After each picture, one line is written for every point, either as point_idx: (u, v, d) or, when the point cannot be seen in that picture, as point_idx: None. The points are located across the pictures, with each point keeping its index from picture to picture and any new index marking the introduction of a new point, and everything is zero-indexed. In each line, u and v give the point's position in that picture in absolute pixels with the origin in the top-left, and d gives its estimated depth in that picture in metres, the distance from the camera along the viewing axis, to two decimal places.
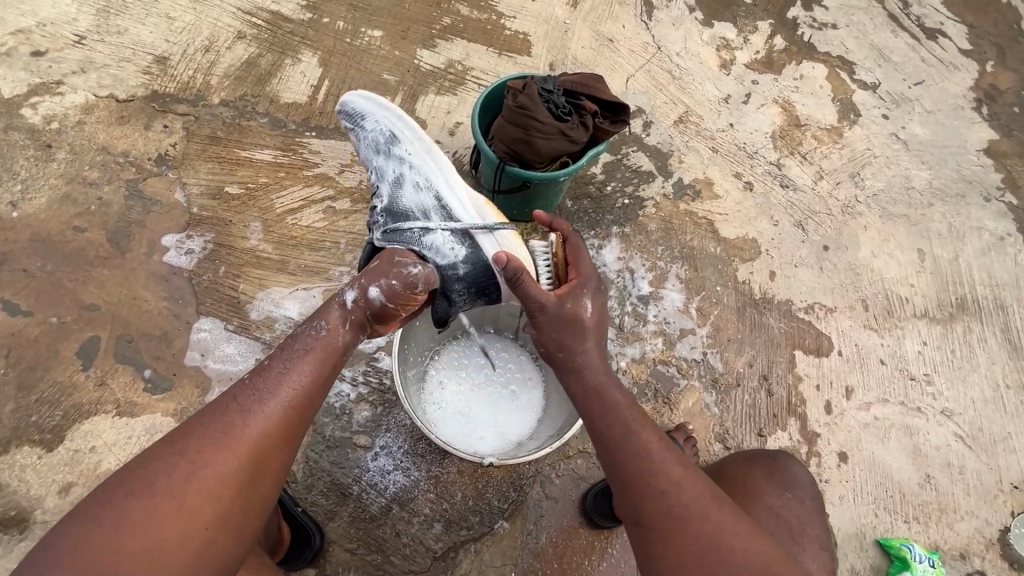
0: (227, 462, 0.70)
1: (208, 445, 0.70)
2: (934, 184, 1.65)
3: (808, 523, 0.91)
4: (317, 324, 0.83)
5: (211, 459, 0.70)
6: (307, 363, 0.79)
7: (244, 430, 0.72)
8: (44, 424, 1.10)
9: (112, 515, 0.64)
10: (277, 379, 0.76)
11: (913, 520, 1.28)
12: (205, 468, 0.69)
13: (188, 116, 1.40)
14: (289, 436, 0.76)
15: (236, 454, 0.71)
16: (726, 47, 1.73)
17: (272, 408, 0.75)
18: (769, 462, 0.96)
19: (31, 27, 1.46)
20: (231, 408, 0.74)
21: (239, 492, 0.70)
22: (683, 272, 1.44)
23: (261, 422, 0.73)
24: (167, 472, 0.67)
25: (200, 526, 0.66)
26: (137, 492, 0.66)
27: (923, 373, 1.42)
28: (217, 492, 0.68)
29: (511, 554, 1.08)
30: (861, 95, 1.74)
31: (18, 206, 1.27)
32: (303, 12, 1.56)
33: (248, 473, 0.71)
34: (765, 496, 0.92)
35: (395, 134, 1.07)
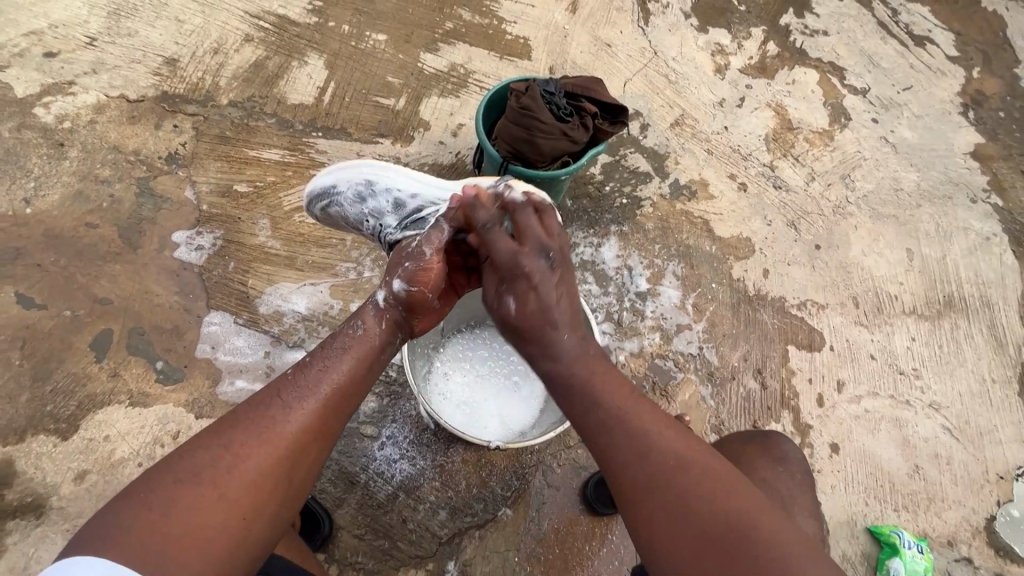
0: (267, 454, 0.72)
1: (253, 438, 0.72)
2: (922, 186, 1.70)
3: (800, 496, 0.87)
4: (355, 323, 0.89)
5: (253, 450, 0.72)
6: (346, 361, 0.84)
7: (283, 424, 0.75)
8: (58, 414, 1.13)
9: (161, 502, 0.64)
10: (314, 376, 0.81)
11: (903, 509, 1.32)
12: (250, 459, 0.71)
13: (198, 116, 1.44)
14: (321, 435, 0.78)
15: (278, 447, 0.73)
16: (721, 52, 1.78)
17: (310, 405, 0.78)
18: (760, 440, 0.95)
19: (43, 29, 1.49)
20: (269, 405, 0.76)
21: (277, 485, 0.72)
22: (679, 270, 1.48)
23: (300, 417, 0.77)
24: (214, 462, 0.69)
25: (241, 513, 0.68)
26: (184, 479, 0.66)
27: (912, 368, 1.46)
28: (258, 482, 0.70)
29: (514, 540, 1.11)
30: (851, 99, 1.79)
31: (31, 202, 1.30)
32: (309, 16, 1.60)
33: (288, 464, 0.73)
34: (758, 470, 0.89)
35: (371, 178, 1.08)
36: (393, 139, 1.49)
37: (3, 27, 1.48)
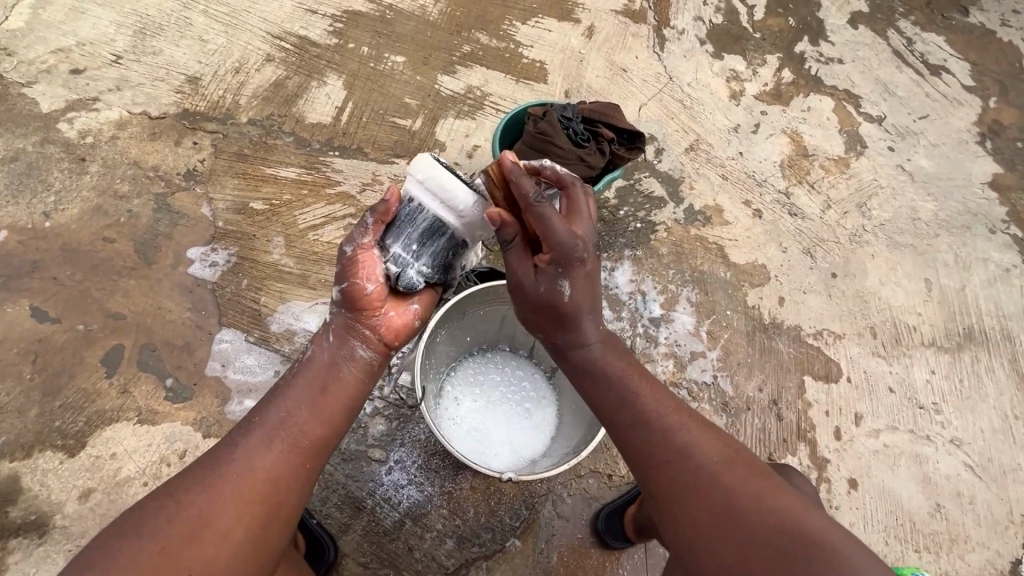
0: (216, 502, 0.68)
1: (197, 485, 0.69)
2: (940, 216, 1.68)
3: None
4: (307, 350, 0.86)
5: (203, 500, 0.68)
6: (308, 396, 0.80)
7: (236, 472, 0.71)
8: (66, 430, 1.12)
9: (98, 560, 0.61)
10: (272, 415, 0.77)
11: (924, 550, 1.27)
12: (193, 507, 0.67)
13: (217, 134, 1.45)
14: (277, 478, 0.73)
15: (224, 493, 0.69)
16: (736, 78, 1.79)
17: (265, 451, 0.74)
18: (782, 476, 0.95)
19: (71, 47, 1.52)
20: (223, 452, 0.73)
21: (230, 533, 0.67)
22: (694, 296, 1.47)
23: (252, 462, 0.72)
24: (154, 513, 0.65)
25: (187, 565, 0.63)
26: (127, 531, 0.64)
27: (932, 402, 1.43)
28: (200, 534, 0.65)
29: (522, 573, 1.08)
30: (867, 127, 1.78)
31: (51, 216, 1.31)
32: (329, 38, 1.63)
33: (236, 511, 0.68)
34: None
35: None
36: (408, 159, 1.50)
37: (33, 45, 1.51)
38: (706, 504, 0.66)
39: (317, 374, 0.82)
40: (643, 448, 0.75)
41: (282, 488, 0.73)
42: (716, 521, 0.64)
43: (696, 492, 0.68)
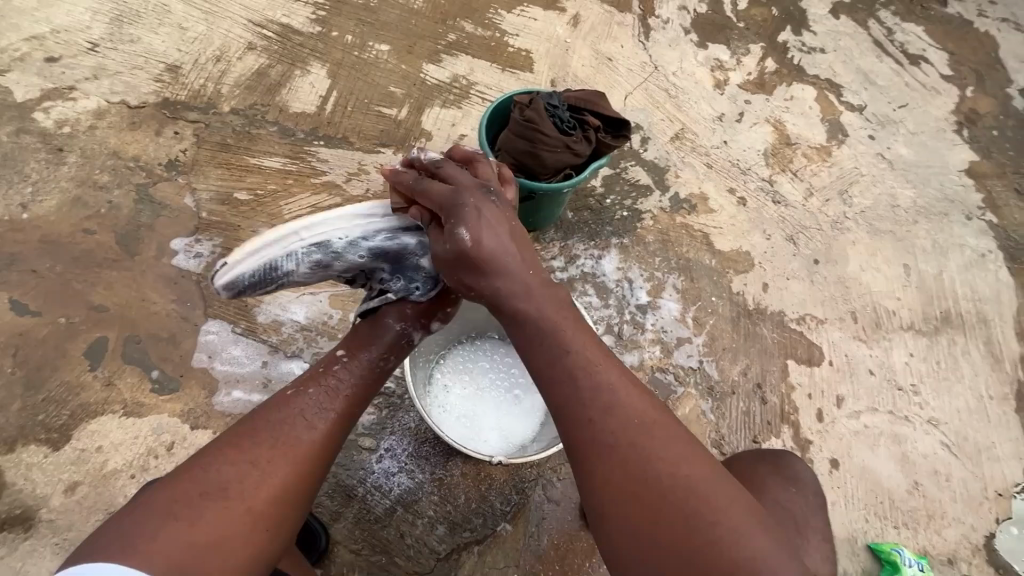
0: (283, 464, 0.74)
1: (267, 449, 0.74)
2: (918, 202, 1.72)
3: (812, 517, 0.88)
4: (387, 358, 0.92)
5: (272, 464, 0.73)
6: (358, 383, 0.88)
7: (299, 440, 0.77)
8: (50, 424, 1.11)
9: (183, 513, 0.65)
10: (324, 389, 0.84)
11: (903, 526, 1.32)
12: (265, 464, 0.73)
13: (199, 123, 1.43)
14: (332, 450, 0.81)
15: (290, 456, 0.75)
16: (720, 68, 1.80)
17: (323, 419, 0.81)
18: (774, 459, 0.95)
19: (45, 34, 1.48)
20: (281, 417, 0.78)
21: (296, 499, 0.74)
22: (679, 283, 1.48)
23: (314, 434, 0.79)
24: (231, 467, 0.71)
25: (257, 524, 0.69)
26: (204, 488, 0.68)
27: (910, 384, 1.46)
28: (265, 492, 0.71)
29: (513, 556, 1.09)
30: (848, 116, 1.81)
31: (28, 207, 1.29)
32: (312, 26, 1.61)
33: (299, 467, 0.75)
34: (772, 488, 0.89)
35: (319, 248, 0.94)
36: (394, 149, 1.49)
37: (4, 32, 1.47)
38: (643, 479, 0.65)
39: (363, 369, 0.89)
40: (580, 410, 0.72)
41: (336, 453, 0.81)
42: (652, 494, 0.64)
43: (639, 464, 0.66)
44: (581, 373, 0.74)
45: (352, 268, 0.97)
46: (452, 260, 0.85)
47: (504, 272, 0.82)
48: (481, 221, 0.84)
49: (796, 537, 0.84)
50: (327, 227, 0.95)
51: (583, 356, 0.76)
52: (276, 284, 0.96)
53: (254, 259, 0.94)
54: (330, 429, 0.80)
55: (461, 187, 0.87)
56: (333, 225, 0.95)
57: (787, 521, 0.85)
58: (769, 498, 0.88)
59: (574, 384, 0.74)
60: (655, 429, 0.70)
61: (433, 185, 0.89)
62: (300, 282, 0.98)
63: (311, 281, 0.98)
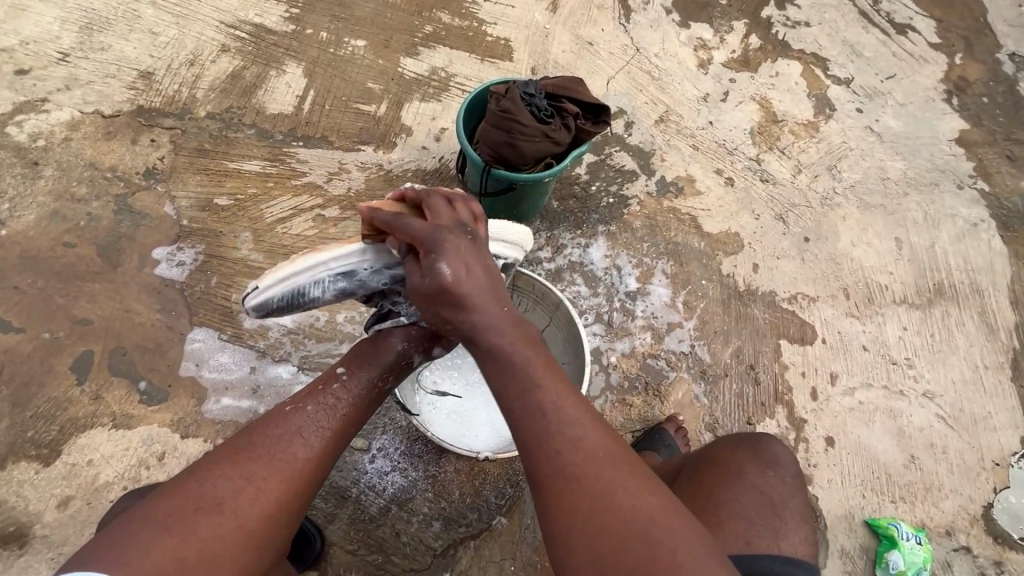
0: (277, 482, 0.73)
1: (263, 465, 0.73)
2: (908, 174, 1.70)
3: (792, 500, 0.89)
4: (388, 378, 0.90)
5: (266, 483, 0.72)
6: (359, 403, 0.86)
7: (295, 457, 0.76)
8: (40, 440, 1.10)
9: (177, 527, 0.65)
10: (322, 405, 0.82)
11: (900, 501, 1.31)
12: (260, 479, 0.72)
13: (175, 130, 1.41)
14: (327, 469, 0.79)
15: (284, 473, 0.74)
16: (703, 47, 1.78)
17: (320, 436, 0.79)
18: (753, 443, 0.96)
19: (14, 46, 1.46)
20: (277, 435, 0.77)
21: (289, 516, 0.73)
22: (668, 268, 1.47)
23: (311, 451, 0.77)
24: (225, 482, 0.70)
25: (250, 544, 0.68)
26: (199, 503, 0.67)
27: (904, 358, 1.46)
28: (260, 513, 0.70)
29: (510, 548, 1.10)
30: (835, 90, 1.79)
31: (7, 223, 1.27)
32: (286, 24, 1.58)
33: (293, 485, 0.74)
34: (750, 473, 0.91)
35: (345, 277, 0.92)
36: (374, 146, 1.47)
37: None
38: (606, 515, 0.62)
39: (362, 389, 0.88)
40: (542, 444, 0.67)
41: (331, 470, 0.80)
42: (618, 536, 0.61)
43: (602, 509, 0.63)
44: (547, 408, 0.68)
45: (377, 295, 0.95)
46: (432, 291, 0.76)
47: (482, 305, 0.74)
48: (460, 252, 0.77)
49: (773, 520, 0.85)
50: (352, 260, 0.91)
51: (550, 392, 0.70)
52: (304, 309, 0.96)
53: (279, 287, 0.92)
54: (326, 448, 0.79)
55: (440, 223, 0.78)
56: (357, 254, 0.91)
57: (762, 507, 0.87)
58: (747, 485, 0.89)
59: (539, 417, 0.68)
60: (613, 466, 0.66)
61: (409, 220, 0.80)
62: (327, 304, 0.97)
63: (338, 303, 0.98)
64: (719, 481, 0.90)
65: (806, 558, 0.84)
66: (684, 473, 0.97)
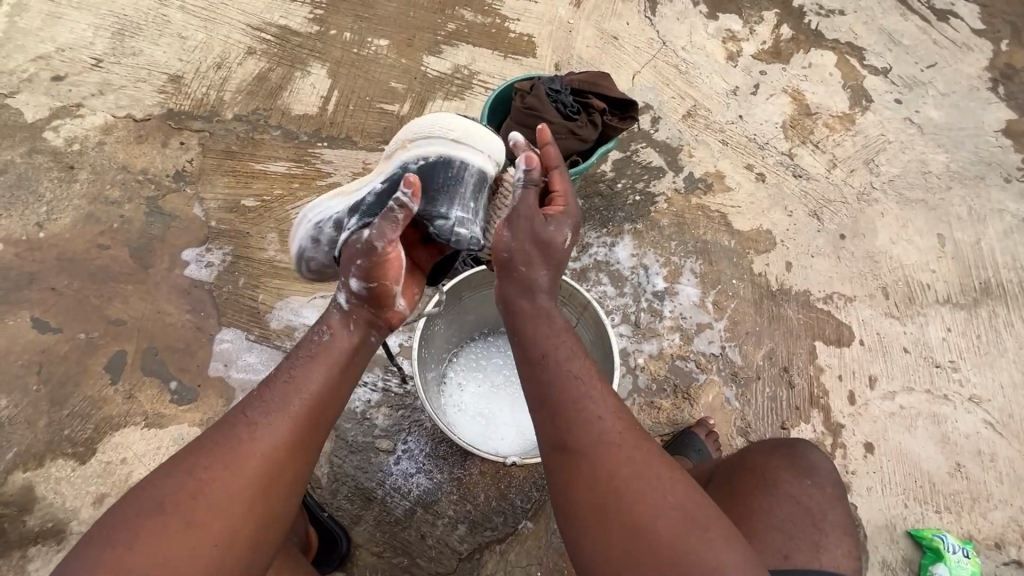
0: (229, 476, 0.67)
1: (213, 461, 0.67)
2: (951, 167, 1.62)
3: (831, 512, 0.85)
4: (323, 332, 0.81)
5: (215, 477, 0.66)
6: (318, 369, 0.77)
7: (247, 446, 0.69)
8: (76, 438, 1.13)
9: (120, 539, 0.60)
10: (279, 384, 0.75)
11: (945, 510, 1.25)
12: (208, 475, 0.66)
13: (203, 132, 1.43)
14: (291, 454, 0.71)
15: (236, 465, 0.67)
16: (732, 39, 1.72)
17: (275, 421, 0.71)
18: (788, 450, 0.92)
19: (51, 53, 1.50)
20: (229, 424, 0.71)
21: (246, 511, 0.66)
22: (697, 267, 1.43)
23: (264, 436, 0.70)
24: (169, 484, 0.65)
25: (203, 549, 0.62)
26: (142, 509, 0.63)
27: (949, 360, 1.39)
28: (228, 508, 0.65)
29: (536, 554, 1.08)
30: (872, 80, 1.71)
31: (44, 226, 1.31)
32: (310, 26, 1.59)
33: (247, 479, 0.67)
34: (784, 484, 0.87)
35: (314, 233, 0.98)
36: None
37: (12, 54, 1.49)
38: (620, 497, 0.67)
39: (324, 358, 0.79)
40: (580, 412, 0.72)
41: (296, 455, 0.72)
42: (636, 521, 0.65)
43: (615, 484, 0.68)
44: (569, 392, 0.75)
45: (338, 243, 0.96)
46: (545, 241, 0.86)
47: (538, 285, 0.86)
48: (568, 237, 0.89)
49: (812, 534, 0.82)
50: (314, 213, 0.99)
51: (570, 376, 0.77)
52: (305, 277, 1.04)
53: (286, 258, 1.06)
54: (283, 428, 0.71)
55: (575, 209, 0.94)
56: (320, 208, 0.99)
57: (800, 520, 0.83)
58: (781, 496, 0.86)
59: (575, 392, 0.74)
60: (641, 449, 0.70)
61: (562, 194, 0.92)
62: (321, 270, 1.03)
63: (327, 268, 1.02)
64: (752, 490, 0.87)
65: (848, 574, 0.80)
66: (714, 481, 0.94)
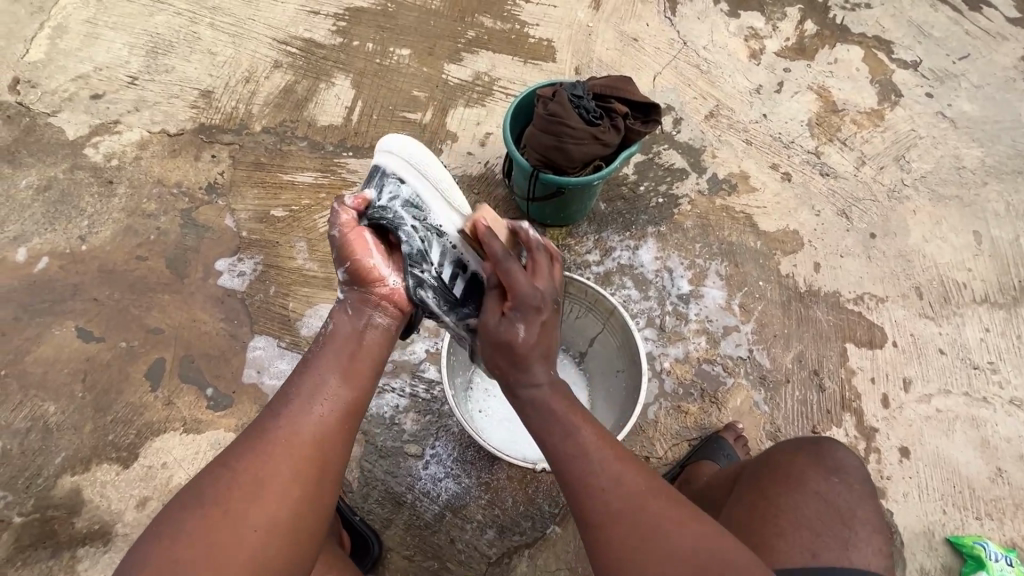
0: (269, 464, 0.67)
1: (254, 449, 0.68)
2: (987, 162, 1.57)
3: (859, 509, 0.84)
4: (328, 324, 0.84)
5: (257, 464, 0.67)
6: (340, 363, 0.78)
7: (284, 431, 0.70)
8: (119, 443, 1.17)
9: (172, 529, 0.62)
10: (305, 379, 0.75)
11: (986, 517, 1.21)
12: (251, 464, 0.67)
13: (234, 145, 1.48)
14: (328, 439, 0.72)
15: (278, 452, 0.69)
16: (755, 36, 1.70)
17: (310, 408, 0.73)
18: (812, 448, 0.91)
19: (89, 73, 1.56)
20: (266, 418, 0.72)
21: (288, 493, 0.67)
22: (723, 269, 1.42)
23: (300, 422, 0.71)
24: (215, 476, 0.66)
25: (255, 530, 0.63)
26: (189, 501, 0.64)
27: (987, 362, 1.35)
28: (267, 497, 0.65)
29: (565, 558, 1.08)
30: (901, 74, 1.67)
31: (86, 239, 1.36)
32: (334, 38, 1.62)
33: (288, 466, 0.68)
34: (810, 482, 0.86)
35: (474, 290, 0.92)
36: None
37: (53, 74, 1.55)
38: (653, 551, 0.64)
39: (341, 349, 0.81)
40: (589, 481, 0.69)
41: (331, 441, 0.72)
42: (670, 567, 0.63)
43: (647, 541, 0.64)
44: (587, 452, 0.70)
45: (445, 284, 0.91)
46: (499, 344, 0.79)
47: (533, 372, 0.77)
48: (538, 321, 0.79)
49: (840, 531, 0.81)
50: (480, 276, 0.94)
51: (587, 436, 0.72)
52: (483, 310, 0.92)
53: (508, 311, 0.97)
54: (316, 412, 0.73)
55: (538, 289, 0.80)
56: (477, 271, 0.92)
57: (827, 516, 0.82)
58: (808, 494, 0.84)
59: (586, 468, 0.69)
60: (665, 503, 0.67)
61: (514, 276, 0.79)
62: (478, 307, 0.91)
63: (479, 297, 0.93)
64: (775, 490, 0.86)
65: (880, 571, 0.78)
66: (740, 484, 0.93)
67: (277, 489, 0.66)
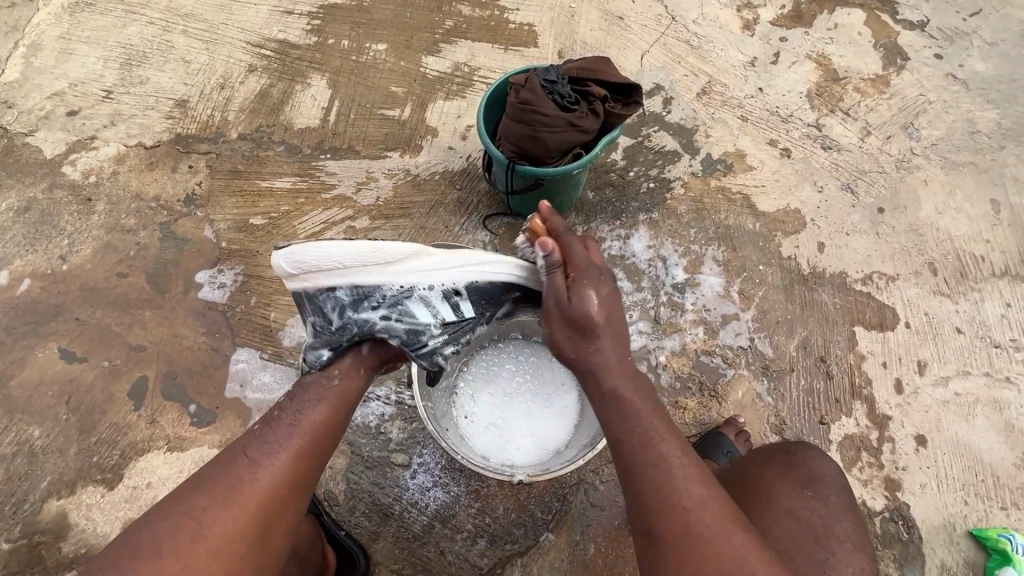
0: (228, 512, 0.68)
1: (213, 496, 0.69)
2: (1004, 124, 1.47)
3: (837, 525, 0.81)
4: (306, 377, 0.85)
5: (215, 511, 0.68)
6: (311, 414, 0.80)
7: (247, 478, 0.72)
8: (104, 464, 1.16)
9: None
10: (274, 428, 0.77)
11: (1012, 507, 1.14)
12: (208, 512, 0.68)
13: (210, 154, 1.45)
14: (289, 493, 0.74)
15: (237, 501, 0.70)
16: (748, 6, 1.61)
17: (273, 456, 0.74)
18: (786, 459, 0.88)
19: (64, 89, 1.54)
20: (229, 461, 0.73)
21: (244, 544, 0.68)
22: (720, 255, 1.35)
23: (265, 470, 0.73)
24: (169, 522, 0.66)
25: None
26: (141, 546, 0.64)
27: (1009, 340, 1.26)
28: (224, 546, 0.66)
29: (559, 567, 1.04)
30: (908, 36, 1.57)
31: (67, 258, 1.35)
32: (308, 37, 1.58)
33: (249, 515, 0.69)
34: (784, 499, 0.83)
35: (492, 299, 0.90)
36: (400, 151, 1.44)
37: (29, 93, 1.54)
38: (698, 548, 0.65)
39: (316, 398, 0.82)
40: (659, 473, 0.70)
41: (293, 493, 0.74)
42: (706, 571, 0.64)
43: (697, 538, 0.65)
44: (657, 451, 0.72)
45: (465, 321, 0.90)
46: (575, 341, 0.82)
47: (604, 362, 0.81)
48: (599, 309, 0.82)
49: (815, 552, 0.79)
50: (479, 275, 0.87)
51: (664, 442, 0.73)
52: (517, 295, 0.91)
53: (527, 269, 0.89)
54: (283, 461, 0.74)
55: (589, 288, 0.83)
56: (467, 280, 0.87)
57: (801, 536, 0.80)
58: (780, 513, 0.82)
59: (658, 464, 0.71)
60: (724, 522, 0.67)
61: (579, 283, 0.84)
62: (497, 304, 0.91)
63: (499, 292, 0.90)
64: (747, 508, 0.84)
65: None
66: None
67: (233, 538, 0.67)
